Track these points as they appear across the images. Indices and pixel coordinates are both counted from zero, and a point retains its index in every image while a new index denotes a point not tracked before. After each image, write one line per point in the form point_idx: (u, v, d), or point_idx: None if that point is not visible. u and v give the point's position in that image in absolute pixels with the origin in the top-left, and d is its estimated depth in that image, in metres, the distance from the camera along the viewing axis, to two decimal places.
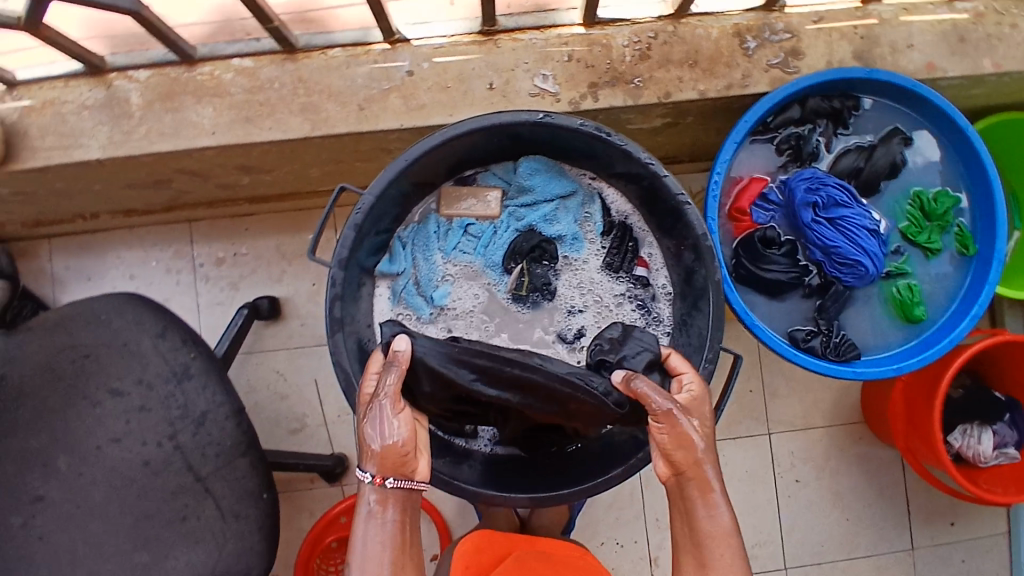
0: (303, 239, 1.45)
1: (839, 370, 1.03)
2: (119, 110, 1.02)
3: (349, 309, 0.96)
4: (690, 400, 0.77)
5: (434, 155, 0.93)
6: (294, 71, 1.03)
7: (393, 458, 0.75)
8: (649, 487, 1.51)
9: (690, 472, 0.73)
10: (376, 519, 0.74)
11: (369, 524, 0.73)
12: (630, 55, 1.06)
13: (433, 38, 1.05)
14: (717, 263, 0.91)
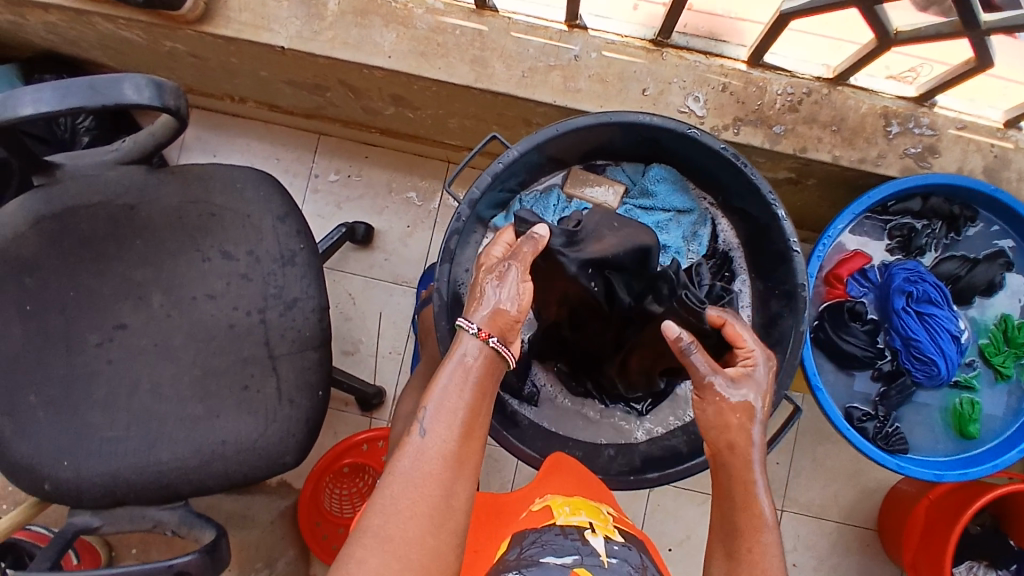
0: (412, 182, 1.56)
1: (885, 457, 1.06)
2: (315, 11, 1.11)
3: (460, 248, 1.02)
4: (739, 375, 0.75)
5: (580, 134, 0.99)
6: (477, 25, 1.11)
7: (503, 321, 0.74)
8: (652, 521, 1.52)
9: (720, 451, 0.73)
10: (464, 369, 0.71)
11: (452, 375, 0.70)
12: (780, 103, 1.12)
13: (608, 34, 1.12)
14: (806, 315, 0.95)
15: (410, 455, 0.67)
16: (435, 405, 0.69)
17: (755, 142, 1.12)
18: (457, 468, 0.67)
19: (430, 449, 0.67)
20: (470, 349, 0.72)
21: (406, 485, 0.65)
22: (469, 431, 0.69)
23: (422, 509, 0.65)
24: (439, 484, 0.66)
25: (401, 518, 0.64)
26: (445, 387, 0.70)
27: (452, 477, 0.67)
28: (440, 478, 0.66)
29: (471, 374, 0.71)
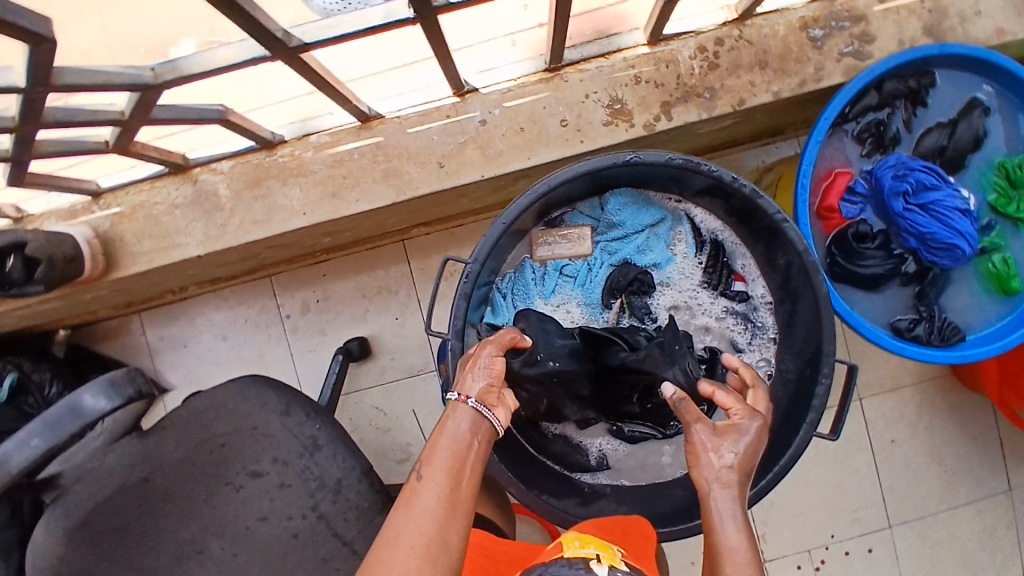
0: (379, 275, 1.51)
1: (947, 357, 1.05)
2: (209, 205, 1.05)
3: None
4: (726, 427, 0.72)
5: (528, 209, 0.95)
6: (371, 139, 1.04)
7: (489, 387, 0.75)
8: None
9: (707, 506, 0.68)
10: (453, 419, 0.71)
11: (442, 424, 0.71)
12: (698, 67, 1.04)
13: (499, 84, 1.05)
14: (821, 277, 0.91)
15: (414, 496, 0.65)
16: (431, 453, 0.68)
17: (693, 117, 1.05)
18: (454, 509, 0.65)
19: (427, 488, 0.65)
20: (460, 411, 0.72)
21: (408, 520, 0.63)
22: (463, 479, 0.68)
23: (425, 545, 0.62)
24: (436, 524, 0.63)
25: (405, 557, 0.61)
26: (439, 441, 0.69)
27: (450, 522, 0.65)
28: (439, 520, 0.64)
29: (457, 427, 0.71)
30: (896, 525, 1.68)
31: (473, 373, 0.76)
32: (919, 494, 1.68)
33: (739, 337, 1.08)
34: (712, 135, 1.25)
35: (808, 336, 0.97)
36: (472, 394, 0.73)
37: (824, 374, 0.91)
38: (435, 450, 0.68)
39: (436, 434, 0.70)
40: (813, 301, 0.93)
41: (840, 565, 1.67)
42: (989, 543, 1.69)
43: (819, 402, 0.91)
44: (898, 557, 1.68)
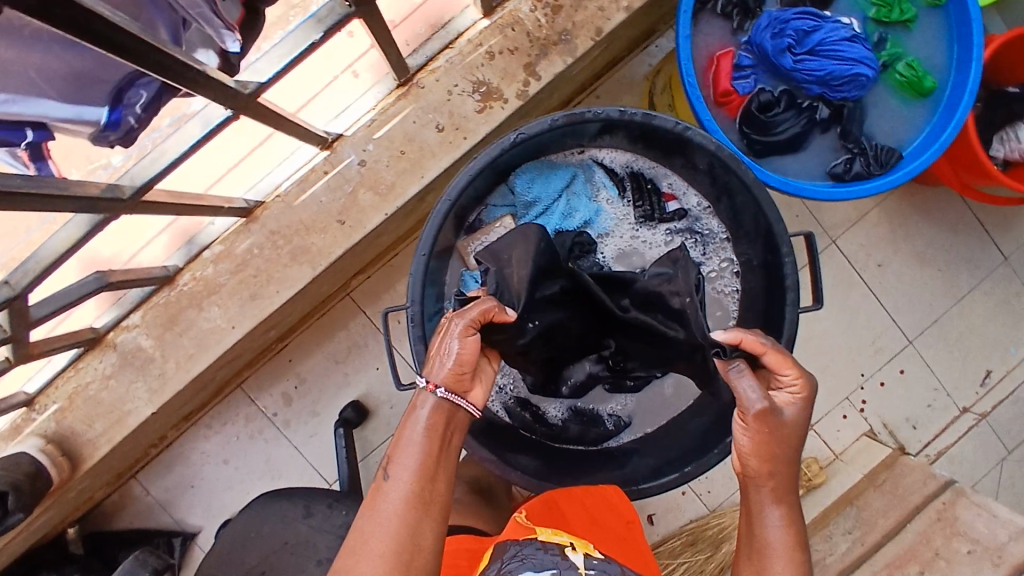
0: (342, 338, 1.49)
1: (893, 181, 1.02)
2: (140, 361, 1.02)
3: None
4: (788, 402, 0.73)
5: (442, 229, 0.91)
6: (263, 229, 1.00)
7: (456, 372, 0.72)
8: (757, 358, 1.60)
9: (765, 479, 0.72)
10: (414, 414, 0.70)
11: (408, 419, 0.70)
12: (542, 17, 1.00)
13: (359, 120, 0.99)
14: (743, 166, 0.89)
15: (380, 499, 0.67)
16: (399, 456, 0.68)
17: (561, 66, 1.01)
18: (425, 507, 0.67)
19: (394, 493, 0.67)
20: (423, 403, 0.70)
21: (373, 524, 0.66)
22: (432, 476, 0.68)
23: (393, 545, 0.65)
24: (406, 526, 0.66)
25: (373, 559, 0.64)
26: (404, 438, 0.69)
27: (418, 521, 0.67)
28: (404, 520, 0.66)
29: (422, 424, 0.70)
30: (915, 338, 1.70)
31: (440, 364, 0.72)
32: (925, 301, 1.70)
33: (694, 251, 1.05)
34: (587, 69, 1.21)
35: (756, 224, 0.95)
36: (443, 386, 0.71)
37: (787, 254, 0.89)
38: (403, 454, 0.68)
39: (401, 427, 0.71)
40: (748, 190, 0.91)
41: (881, 397, 1.68)
42: (1003, 314, 1.72)
43: (791, 281, 0.90)
44: (930, 365, 1.70)
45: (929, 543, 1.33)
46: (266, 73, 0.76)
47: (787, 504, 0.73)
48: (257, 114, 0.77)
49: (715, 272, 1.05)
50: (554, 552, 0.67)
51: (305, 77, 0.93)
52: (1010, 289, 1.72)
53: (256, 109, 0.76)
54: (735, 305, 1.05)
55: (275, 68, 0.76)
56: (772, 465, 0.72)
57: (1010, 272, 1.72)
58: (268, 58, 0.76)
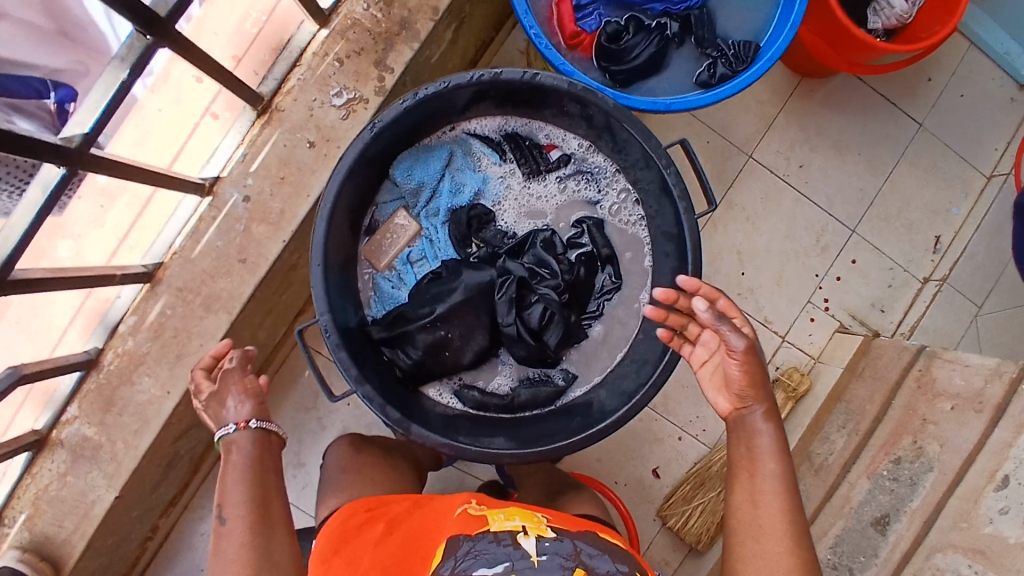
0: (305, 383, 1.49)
1: (757, 68, 1.03)
2: (89, 450, 1.02)
3: (401, 404, 0.93)
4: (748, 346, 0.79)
5: (332, 234, 0.91)
6: (170, 289, 1.01)
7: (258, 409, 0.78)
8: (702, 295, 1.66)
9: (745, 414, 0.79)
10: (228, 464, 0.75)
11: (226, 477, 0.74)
12: (378, 13, 1.02)
13: (231, 158, 1.01)
14: (599, 93, 0.91)
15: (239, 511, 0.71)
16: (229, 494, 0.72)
17: (409, 52, 1.02)
18: (268, 530, 0.72)
19: (233, 533, 0.71)
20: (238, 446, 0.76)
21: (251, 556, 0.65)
22: (267, 497, 0.73)
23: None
24: (250, 549, 0.70)
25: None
26: (227, 484, 0.73)
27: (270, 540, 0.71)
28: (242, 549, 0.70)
29: (239, 463, 0.75)
30: (858, 225, 1.71)
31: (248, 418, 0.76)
32: (855, 186, 1.71)
33: (590, 192, 1.05)
34: (451, 55, 1.23)
35: (631, 145, 0.96)
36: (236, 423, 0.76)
37: (665, 166, 0.91)
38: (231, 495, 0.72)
39: (222, 476, 0.74)
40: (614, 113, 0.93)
41: (842, 291, 1.69)
42: (936, 177, 1.73)
43: (677, 190, 0.92)
44: (880, 247, 1.71)
45: (915, 413, 1.33)
46: (86, 123, 0.81)
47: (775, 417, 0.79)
48: (90, 164, 0.81)
49: (616, 206, 1.05)
50: (505, 542, 0.66)
51: (163, 133, 0.97)
52: (935, 151, 1.74)
53: (85, 160, 0.80)
54: (645, 231, 1.05)
55: (92, 116, 0.81)
56: (759, 388, 0.79)
57: (929, 135, 1.74)
58: (83, 109, 0.82)
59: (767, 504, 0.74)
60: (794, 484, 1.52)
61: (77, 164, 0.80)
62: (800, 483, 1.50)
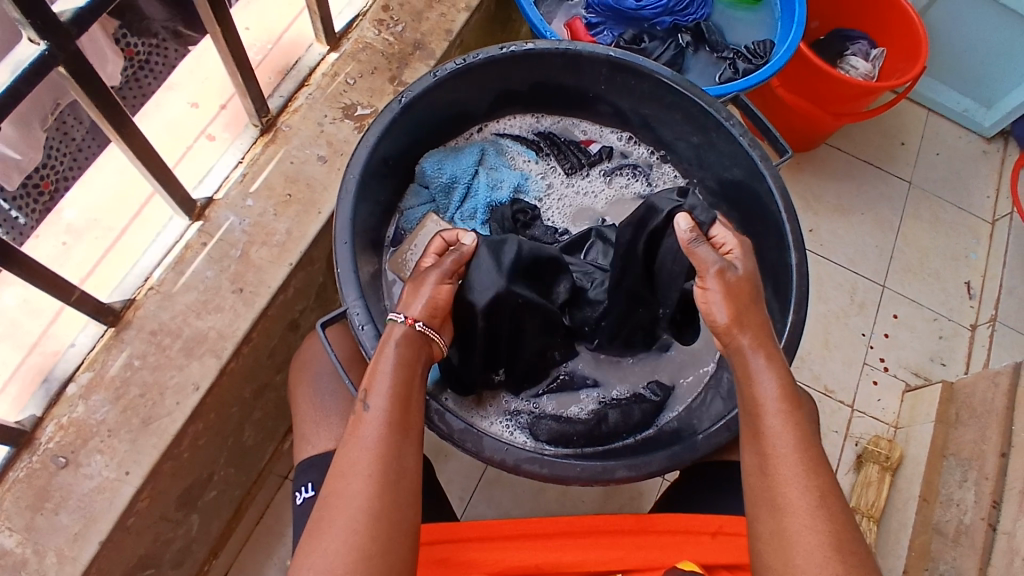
0: (285, 538, 1.09)
1: (780, 56, 1.00)
2: (10, 559, 0.71)
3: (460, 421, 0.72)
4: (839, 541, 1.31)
5: (361, 220, 0.78)
6: (139, 332, 0.78)
7: None
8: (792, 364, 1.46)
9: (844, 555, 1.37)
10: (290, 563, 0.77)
11: None
12: (390, 37, 0.96)
13: (227, 178, 0.86)
14: (640, 56, 0.84)
15: (362, 422, 0.60)
16: (378, 382, 0.61)
17: (425, 69, 0.95)
18: None
19: (375, 421, 0.60)
20: (398, 329, 0.64)
21: (353, 457, 0.59)
22: (409, 405, 0.62)
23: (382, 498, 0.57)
24: None
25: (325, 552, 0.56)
26: None
27: (399, 449, 0.60)
28: (383, 444, 0.59)
29: None
30: (886, 279, 1.55)
31: (421, 292, 0.67)
32: (870, 245, 1.58)
33: (639, 183, 0.94)
34: None
35: (675, 112, 0.87)
36: (416, 317, 0.66)
37: (728, 118, 0.82)
38: (384, 384, 0.61)
39: None
40: (664, 78, 0.84)
41: (896, 348, 1.48)
42: (944, 228, 1.61)
43: (746, 139, 0.82)
44: (916, 299, 1.54)
45: None
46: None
47: (773, 361, 0.63)
48: (69, 56, 0.58)
49: None
50: None
51: (166, 131, 0.86)
52: (932, 205, 1.63)
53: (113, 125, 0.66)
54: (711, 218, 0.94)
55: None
56: (743, 318, 0.64)
57: (921, 192, 1.64)
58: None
59: (784, 465, 0.58)
60: (932, 566, 1.18)
61: (61, 45, 0.57)
62: (940, 563, 1.16)
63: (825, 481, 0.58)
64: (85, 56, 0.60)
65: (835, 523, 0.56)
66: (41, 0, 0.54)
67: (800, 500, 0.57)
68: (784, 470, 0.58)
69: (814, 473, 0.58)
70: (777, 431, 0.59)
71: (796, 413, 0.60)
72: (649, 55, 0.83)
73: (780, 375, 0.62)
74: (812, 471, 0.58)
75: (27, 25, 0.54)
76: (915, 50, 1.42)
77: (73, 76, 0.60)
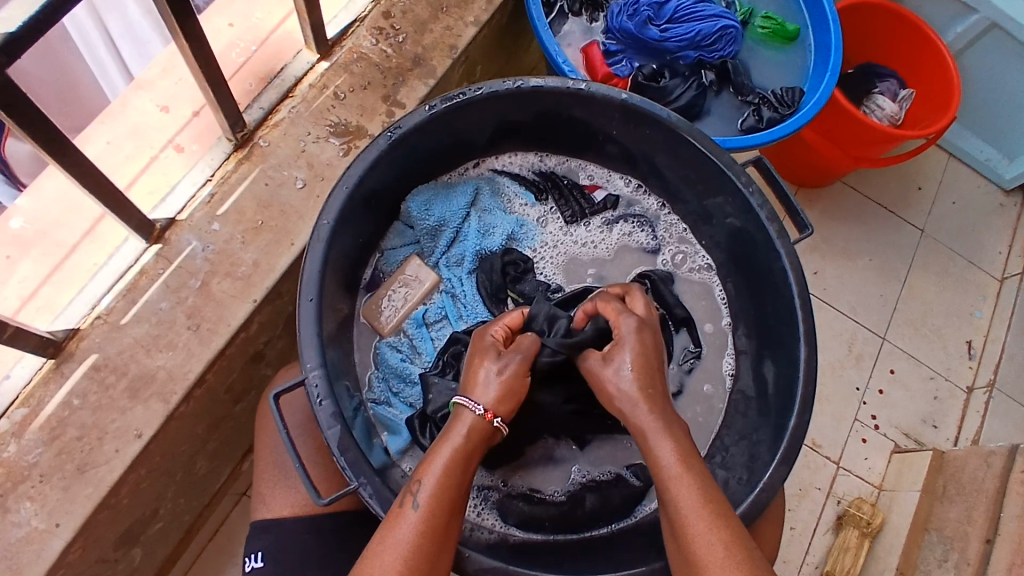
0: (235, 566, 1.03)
1: (809, 109, 0.92)
2: None
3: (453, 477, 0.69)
4: None
5: (333, 267, 0.70)
6: (82, 367, 0.71)
7: None
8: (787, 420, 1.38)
9: None
10: None
11: None
12: (387, 49, 0.87)
13: (193, 198, 0.77)
14: (659, 106, 0.75)
15: (401, 516, 0.51)
16: (432, 476, 0.52)
17: (423, 88, 0.87)
18: None
19: (411, 523, 0.51)
20: (465, 418, 0.55)
21: (384, 559, 0.50)
22: (453, 509, 0.53)
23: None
24: None
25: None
26: None
27: (433, 560, 0.51)
28: (418, 549, 0.50)
29: None
30: (887, 332, 1.49)
31: (488, 373, 0.58)
32: (875, 293, 1.52)
33: (644, 239, 0.86)
34: None
35: (690, 169, 0.80)
36: (496, 413, 0.56)
37: (746, 185, 0.74)
38: (437, 476, 0.53)
39: None
40: (681, 132, 0.76)
41: (888, 405, 1.44)
42: (951, 283, 1.55)
43: (764, 212, 0.74)
44: (915, 355, 1.49)
45: None
46: (15, 21, 0.50)
47: (668, 419, 0.56)
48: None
49: (680, 257, 0.87)
50: None
51: (133, 142, 0.80)
52: (942, 257, 1.57)
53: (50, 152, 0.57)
54: (718, 284, 0.86)
55: (27, 14, 0.50)
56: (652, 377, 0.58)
57: (932, 242, 1.58)
58: (16, 1, 0.50)
59: (695, 524, 0.51)
60: None
61: None
62: None
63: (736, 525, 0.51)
64: (15, 84, 0.51)
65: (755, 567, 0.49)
66: None
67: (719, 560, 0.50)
68: (699, 540, 0.50)
69: (721, 525, 0.51)
70: (683, 496, 0.52)
71: (697, 469, 0.53)
72: (669, 106, 0.75)
73: (674, 435, 0.55)
74: (728, 527, 0.51)
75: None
76: (946, 98, 1.33)
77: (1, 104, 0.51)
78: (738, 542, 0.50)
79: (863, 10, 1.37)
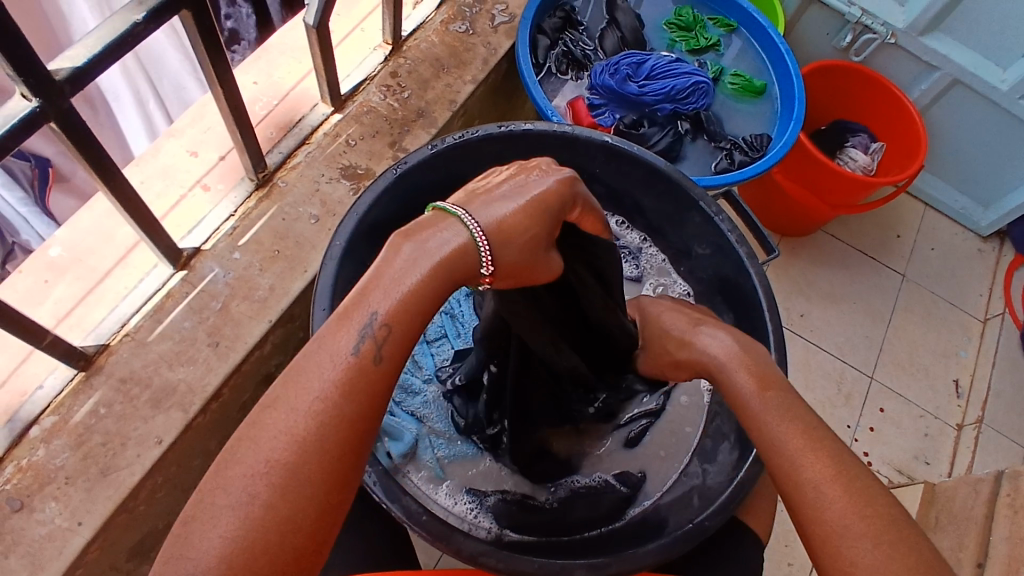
0: None
1: (775, 151, 1.02)
2: None
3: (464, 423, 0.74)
4: None
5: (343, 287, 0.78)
6: (110, 378, 0.78)
7: None
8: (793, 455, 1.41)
9: None
10: None
11: None
12: (395, 102, 0.98)
13: (218, 230, 0.86)
14: (636, 146, 0.85)
15: (338, 338, 0.47)
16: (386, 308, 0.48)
17: (426, 136, 0.97)
18: None
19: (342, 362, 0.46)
20: (455, 231, 0.53)
21: (300, 399, 0.45)
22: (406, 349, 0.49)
23: (340, 449, 0.45)
24: None
25: (230, 504, 0.42)
26: None
27: (372, 396, 0.47)
28: (352, 381, 0.46)
29: None
30: (875, 371, 1.54)
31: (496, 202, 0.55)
32: (861, 334, 1.58)
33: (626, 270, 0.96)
34: None
35: (666, 202, 0.88)
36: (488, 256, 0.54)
37: (716, 213, 0.82)
38: (392, 313, 0.48)
39: None
40: (657, 167, 0.84)
41: (880, 442, 1.47)
42: (936, 323, 1.61)
43: (734, 236, 0.81)
44: (904, 393, 1.53)
45: None
46: (81, 57, 0.59)
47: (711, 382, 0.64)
48: (58, 114, 0.59)
49: (659, 286, 0.97)
50: None
51: (166, 178, 0.88)
52: (925, 300, 1.64)
53: (100, 173, 0.66)
54: None
55: (91, 52, 0.60)
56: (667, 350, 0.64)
57: (915, 286, 1.65)
58: (81, 42, 0.60)
59: (794, 444, 0.52)
60: None
61: (51, 102, 0.58)
62: None
63: (835, 452, 0.51)
64: (76, 112, 0.60)
65: (859, 486, 0.49)
66: (35, 59, 0.55)
67: (833, 496, 0.48)
68: (804, 465, 0.50)
69: (822, 449, 0.51)
70: (779, 423, 0.53)
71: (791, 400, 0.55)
72: (645, 146, 0.84)
73: None
74: (825, 446, 0.51)
75: (19, 83, 0.56)
76: (913, 150, 1.43)
77: (65, 131, 0.60)
78: (843, 465, 0.50)
79: (833, 72, 1.49)
